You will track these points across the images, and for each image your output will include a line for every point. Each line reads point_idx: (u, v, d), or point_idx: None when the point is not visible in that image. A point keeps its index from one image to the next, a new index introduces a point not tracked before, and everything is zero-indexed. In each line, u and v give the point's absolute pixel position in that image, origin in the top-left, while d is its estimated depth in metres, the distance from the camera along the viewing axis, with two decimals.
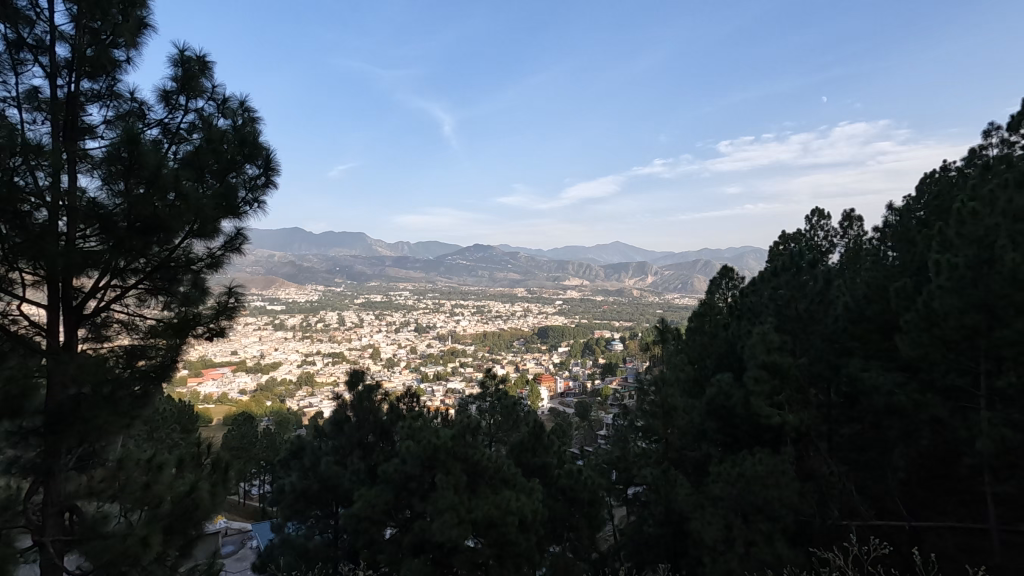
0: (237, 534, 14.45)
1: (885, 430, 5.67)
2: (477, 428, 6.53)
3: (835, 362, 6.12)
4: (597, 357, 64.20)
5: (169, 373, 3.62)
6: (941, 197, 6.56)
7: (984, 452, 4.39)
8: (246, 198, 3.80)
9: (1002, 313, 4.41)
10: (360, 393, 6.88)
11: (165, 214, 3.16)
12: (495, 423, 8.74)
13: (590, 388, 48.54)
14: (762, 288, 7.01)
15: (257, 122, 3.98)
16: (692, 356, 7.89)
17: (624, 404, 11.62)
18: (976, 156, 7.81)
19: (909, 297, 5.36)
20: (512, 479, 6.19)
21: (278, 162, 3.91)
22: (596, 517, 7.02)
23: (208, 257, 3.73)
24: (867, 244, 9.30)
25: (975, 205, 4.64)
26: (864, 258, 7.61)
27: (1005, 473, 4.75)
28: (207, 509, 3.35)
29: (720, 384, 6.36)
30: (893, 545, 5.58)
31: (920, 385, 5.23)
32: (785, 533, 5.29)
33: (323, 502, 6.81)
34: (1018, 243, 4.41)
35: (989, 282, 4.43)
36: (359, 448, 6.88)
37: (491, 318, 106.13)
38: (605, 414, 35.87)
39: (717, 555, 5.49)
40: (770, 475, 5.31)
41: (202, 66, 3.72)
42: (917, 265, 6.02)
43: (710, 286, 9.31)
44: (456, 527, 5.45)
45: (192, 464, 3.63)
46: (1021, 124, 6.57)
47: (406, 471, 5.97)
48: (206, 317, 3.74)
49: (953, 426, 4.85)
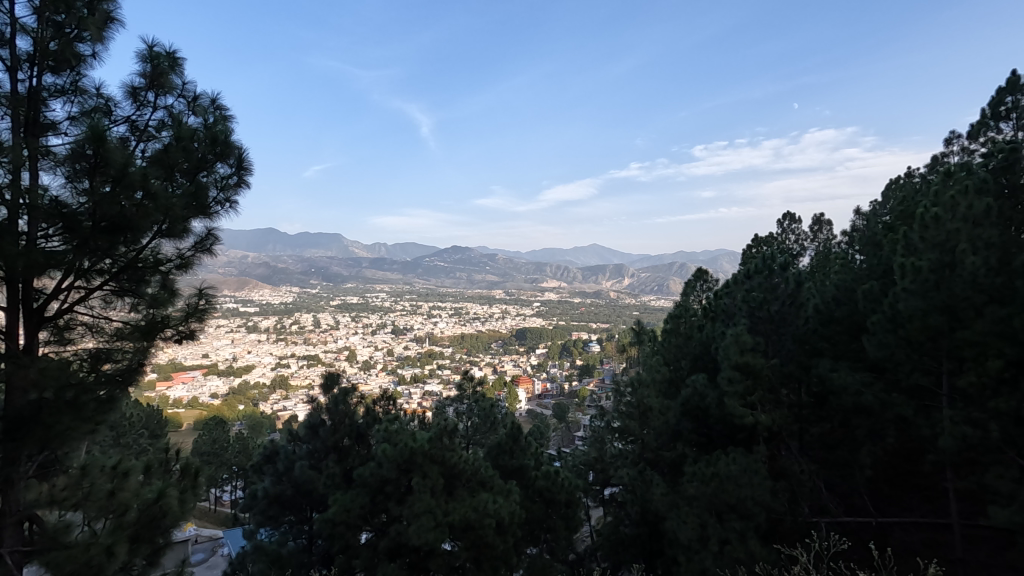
0: (209, 540, 14.19)
1: (853, 429, 5.83)
2: (454, 430, 6.39)
3: (806, 362, 6.27)
4: (574, 359, 64.72)
5: (136, 377, 3.58)
6: (906, 202, 6.75)
7: (947, 449, 4.56)
8: (216, 197, 3.76)
9: (963, 314, 4.59)
10: (335, 396, 6.78)
11: (132, 214, 3.08)
12: (473, 425, 8.62)
13: (568, 390, 48.79)
14: (735, 290, 7.07)
15: (228, 120, 3.92)
16: (668, 357, 7.95)
17: (601, 405, 11.74)
18: (938, 163, 8.11)
19: (876, 299, 5.63)
20: (489, 481, 6.21)
21: (250, 161, 3.87)
22: (573, 517, 7.08)
23: (178, 258, 3.67)
24: (836, 247, 9.58)
25: (937, 210, 4.82)
26: (834, 260, 7.80)
27: (967, 469, 4.92)
28: (175, 516, 3.30)
29: (695, 385, 6.52)
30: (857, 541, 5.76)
31: (886, 385, 5.45)
32: (758, 530, 5.34)
33: (297, 507, 6.72)
34: (978, 248, 4.60)
35: (952, 285, 4.59)
36: (335, 452, 6.76)
37: (470, 320, 105.89)
38: (584, 417, 36.08)
39: (693, 553, 5.53)
40: (743, 475, 5.46)
41: (172, 61, 3.64)
42: (883, 269, 6.22)
43: (686, 289, 9.43)
44: (434, 530, 5.42)
45: (160, 470, 3.58)
46: (980, 133, 6.85)
47: (381, 474, 5.88)
48: (175, 318, 3.68)
49: (917, 424, 5.02)
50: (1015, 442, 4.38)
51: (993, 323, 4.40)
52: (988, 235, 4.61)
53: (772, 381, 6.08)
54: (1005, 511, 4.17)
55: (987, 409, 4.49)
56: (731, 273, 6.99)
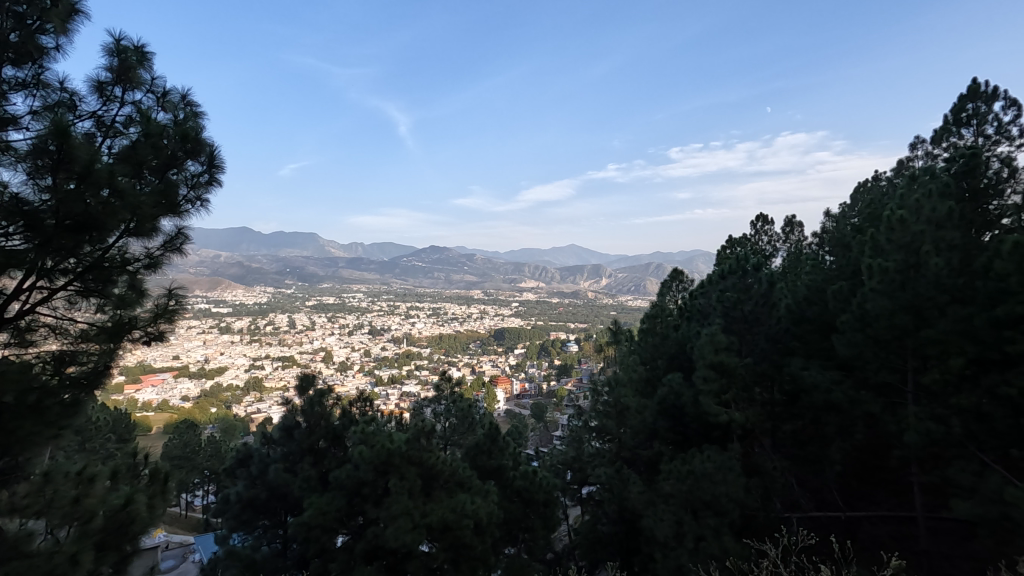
0: (180, 547, 13.84)
1: (823, 426, 5.96)
2: (431, 431, 6.37)
3: (778, 361, 6.40)
4: (552, 359, 64.99)
5: (102, 380, 3.47)
6: (874, 205, 6.96)
7: (913, 444, 4.71)
8: (187, 196, 3.70)
9: (928, 314, 4.75)
10: (311, 397, 6.67)
11: (99, 212, 2.99)
12: (450, 426, 8.53)
13: (546, 390, 48.96)
14: (710, 290, 7.19)
15: (199, 116, 3.85)
16: (644, 357, 8.02)
17: (578, 405, 11.80)
18: (904, 167, 8.36)
19: (845, 299, 5.77)
20: (467, 482, 6.22)
21: (223, 159, 3.82)
22: (551, 517, 7.13)
23: (146, 257, 3.60)
24: (807, 248, 9.82)
25: (903, 213, 4.97)
26: (805, 261, 7.99)
27: (931, 464, 5.08)
28: (144, 522, 3.22)
29: (672, 385, 6.64)
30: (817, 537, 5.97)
31: (854, 382, 5.60)
32: (732, 527, 5.43)
33: (272, 511, 6.60)
34: (941, 249, 4.76)
35: (917, 286, 4.75)
36: (310, 455, 6.66)
37: (448, 320, 105.51)
38: (562, 416, 36.28)
39: (669, 550, 5.59)
40: (718, 472, 5.56)
41: (140, 56, 3.54)
42: (852, 270, 6.39)
43: (662, 289, 9.55)
44: (411, 532, 5.37)
45: (128, 475, 3.49)
46: (943, 139, 7.08)
47: (358, 476, 5.79)
48: (143, 320, 3.62)
49: (884, 420, 5.16)
50: (976, 437, 4.54)
51: (956, 322, 4.56)
52: (951, 238, 4.78)
53: (745, 380, 6.20)
54: (966, 504, 4.33)
55: (949, 405, 4.66)
56: (706, 273, 7.10)
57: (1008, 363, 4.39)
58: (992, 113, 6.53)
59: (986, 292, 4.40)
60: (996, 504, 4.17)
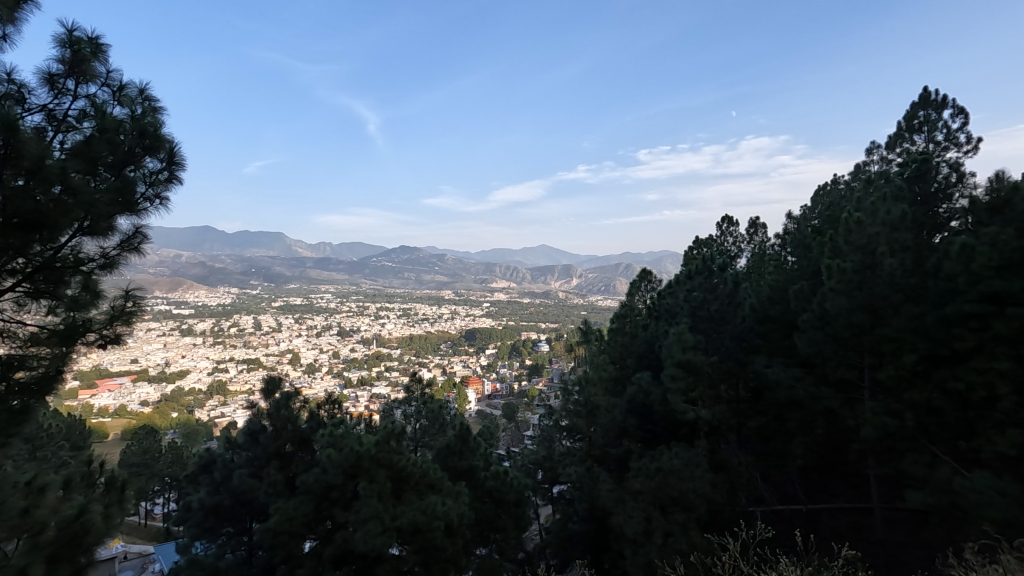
0: (138, 557, 13.34)
1: (786, 421, 6.15)
2: (401, 433, 6.27)
3: (743, 359, 6.57)
4: (523, 359, 65.12)
5: (54, 385, 3.30)
6: (833, 207, 7.20)
7: (869, 438, 4.89)
8: (145, 193, 3.57)
9: (883, 312, 4.95)
10: (277, 400, 6.52)
11: (51, 209, 2.87)
12: (421, 428, 8.45)
13: (517, 390, 49.02)
14: (678, 290, 7.32)
15: (158, 111, 3.73)
16: (614, 356, 8.10)
17: (549, 405, 11.85)
18: (861, 171, 8.68)
19: (806, 298, 5.96)
20: (438, 483, 6.20)
21: (183, 155, 3.72)
22: (523, 517, 7.16)
23: (101, 257, 3.47)
24: (770, 249, 10.09)
25: (860, 215, 5.15)
26: (768, 262, 8.22)
27: (886, 457, 5.29)
28: (99, 533, 3.07)
29: (641, 384, 6.75)
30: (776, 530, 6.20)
31: (815, 379, 5.78)
32: (699, 522, 5.56)
33: (237, 517, 6.43)
34: (896, 250, 4.97)
35: (873, 285, 4.94)
36: (277, 459, 6.52)
37: (419, 321, 104.73)
38: (533, 416, 36.42)
39: (638, 547, 5.66)
40: (686, 468, 5.67)
41: (94, 47, 3.40)
42: (812, 270, 6.61)
43: (631, 289, 9.68)
44: (381, 536, 5.30)
45: (82, 483, 3.36)
46: (897, 144, 7.37)
47: (326, 481, 5.67)
48: (98, 322, 3.49)
49: (843, 415, 5.35)
50: (928, 430, 4.76)
51: (909, 320, 4.77)
52: (904, 239, 4.99)
53: (712, 378, 6.33)
54: (919, 494, 4.52)
55: (903, 399, 4.86)
56: (674, 274, 7.22)
57: (957, 359, 4.62)
58: (941, 121, 6.84)
59: (937, 291, 4.61)
60: (946, 494, 4.37)
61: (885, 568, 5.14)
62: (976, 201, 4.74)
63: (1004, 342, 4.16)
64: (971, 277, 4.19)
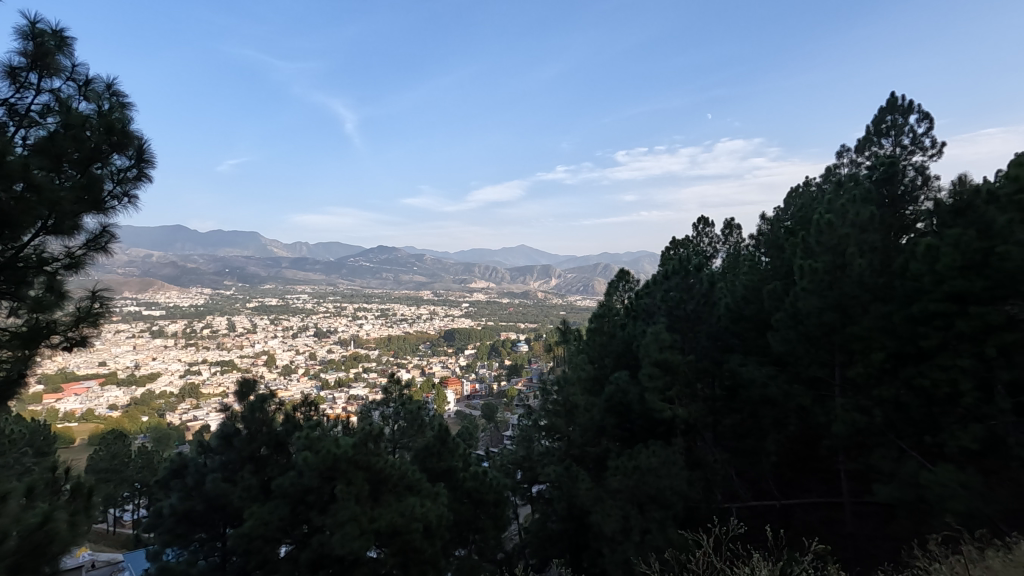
0: (107, 565, 12.97)
1: (760, 419, 6.27)
2: (379, 434, 6.20)
3: (718, 358, 6.68)
4: (502, 359, 65.12)
5: (16, 390, 3.17)
6: (805, 209, 7.36)
7: (840, 434, 5.02)
8: (112, 191, 3.48)
9: (853, 311, 5.09)
10: (251, 403, 6.40)
11: (13, 208, 2.76)
12: (399, 429, 8.37)
13: (496, 390, 49.00)
14: (654, 290, 7.40)
15: (127, 107, 3.64)
16: (592, 356, 8.14)
17: (528, 405, 11.87)
18: (832, 174, 8.89)
19: (779, 298, 6.08)
20: (417, 485, 6.16)
21: (153, 153, 3.63)
22: (502, 517, 7.16)
23: (66, 257, 3.38)
24: (745, 250, 10.27)
25: (830, 217, 5.28)
26: (743, 262, 8.36)
27: (856, 452, 5.43)
28: (65, 541, 2.96)
29: (619, 383, 6.81)
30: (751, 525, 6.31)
31: (788, 377, 5.90)
32: (676, 519, 5.63)
33: (210, 523, 6.29)
34: (864, 251, 5.11)
35: (843, 285, 5.07)
36: (251, 463, 6.40)
37: (397, 321, 103.94)
38: (512, 417, 36.45)
39: (617, 545, 5.70)
40: (663, 466, 5.74)
41: (58, 41, 3.30)
42: (785, 271, 6.76)
43: (610, 289, 9.76)
44: (359, 539, 5.24)
45: (47, 491, 3.25)
46: (866, 147, 7.57)
47: (302, 484, 5.58)
48: (63, 324, 3.38)
49: (815, 412, 5.48)
50: (895, 426, 4.90)
51: (877, 319, 4.90)
52: (872, 240, 5.13)
53: (688, 376, 6.42)
54: (887, 488, 4.64)
55: (872, 396, 5.00)
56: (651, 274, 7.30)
57: (922, 356, 4.76)
58: (907, 125, 7.05)
59: (903, 291, 4.75)
60: (912, 488, 4.50)
61: (854, 560, 5.28)
62: (940, 203, 4.90)
63: (967, 340, 4.31)
64: (936, 277, 4.33)
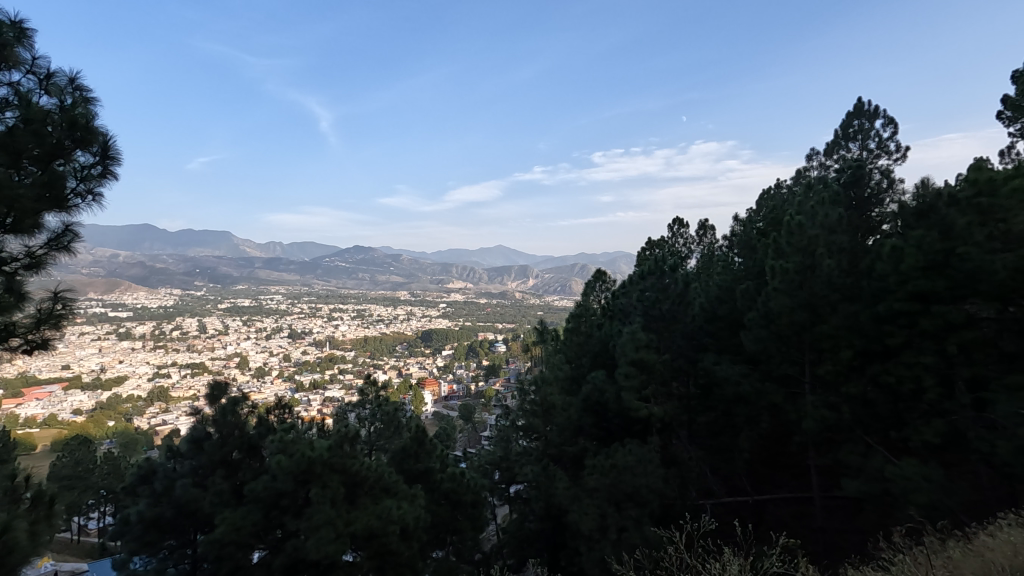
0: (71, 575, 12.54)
1: (733, 416, 6.38)
2: (355, 436, 6.14)
3: (693, 357, 6.77)
4: (480, 359, 64.99)
5: None
6: (776, 210, 7.53)
7: (810, 430, 5.14)
8: (75, 189, 3.37)
9: (822, 310, 5.21)
10: (223, 406, 6.27)
11: None
12: (375, 431, 8.28)
13: (474, 391, 48.90)
14: (631, 290, 7.47)
15: (91, 102, 3.53)
16: (569, 356, 8.17)
17: (506, 405, 11.85)
18: (802, 176, 9.10)
19: (751, 297, 6.21)
20: (394, 487, 6.10)
21: (118, 150, 3.52)
22: (479, 518, 7.15)
23: (26, 256, 3.26)
24: (718, 250, 10.45)
25: (801, 218, 5.40)
26: (717, 262, 8.51)
27: (825, 448, 5.58)
28: (25, 551, 2.85)
29: (596, 382, 6.87)
30: (725, 522, 6.43)
31: (760, 375, 6.02)
32: (652, 516, 5.70)
33: (179, 529, 6.14)
34: (833, 252, 5.24)
35: (813, 285, 5.19)
36: (222, 467, 6.26)
37: (374, 322, 102.96)
38: (490, 417, 36.38)
39: (594, 543, 5.73)
40: (639, 464, 5.81)
41: (17, 32, 3.18)
42: (757, 271, 6.89)
43: (587, 289, 9.82)
44: (334, 542, 5.17)
45: (5, 500, 3.13)
46: (834, 151, 7.77)
47: (276, 488, 5.48)
48: (23, 326, 3.26)
49: (786, 409, 5.61)
50: (862, 422, 5.05)
51: (845, 318, 5.04)
52: (841, 241, 5.26)
53: (664, 375, 6.50)
54: (855, 482, 4.77)
55: (840, 393, 5.13)
56: (627, 274, 7.37)
57: (888, 354, 4.91)
58: (873, 129, 7.27)
59: (870, 291, 4.89)
60: (878, 482, 4.64)
61: (823, 553, 5.42)
62: (904, 206, 5.06)
63: (930, 338, 4.46)
64: (901, 277, 4.47)
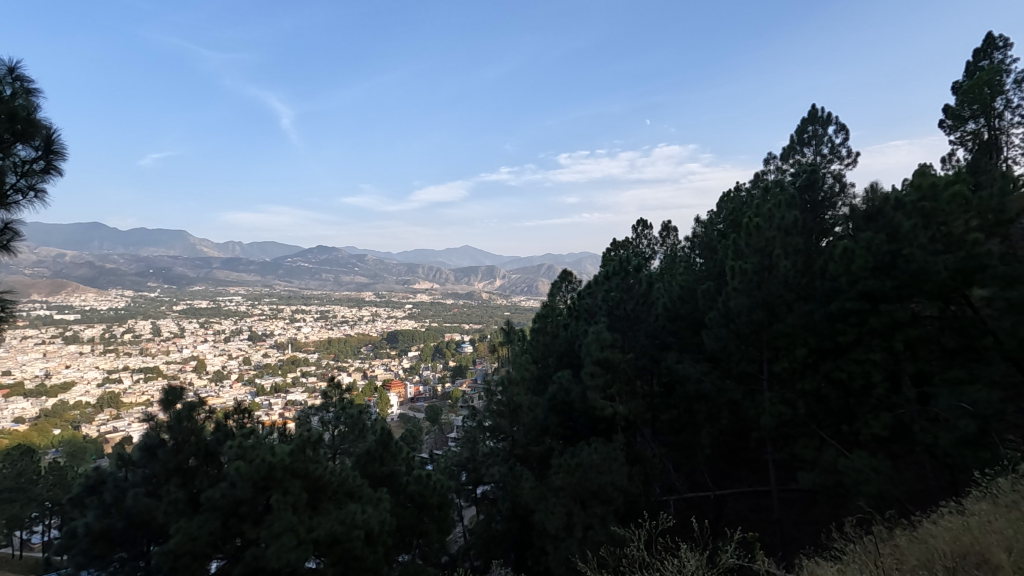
0: None
1: (694, 413, 6.53)
2: (318, 440, 6.02)
3: (656, 356, 6.89)
4: (446, 361, 64.59)
5: None
6: (736, 212, 7.74)
7: (768, 426, 5.30)
8: (15, 184, 3.20)
9: (779, 310, 5.38)
10: (179, 412, 6.05)
11: None
12: (339, 435, 8.12)
13: (441, 392, 48.58)
14: (596, 290, 7.53)
15: (33, 93, 3.35)
16: (536, 356, 8.22)
17: (472, 405, 11.81)
18: (760, 179, 9.38)
19: (712, 297, 6.37)
20: (357, 491, 6.01)
21: (63, 144, 3.36)
22: (446, 520, 7.10)
23: None
24: (681, 251, 10.68)
25: (759, 220, 5.56)
26: (680, 263, 8.69)
27: (781, 443, 5.78)
28: None
29: (562, 382, 6.91)
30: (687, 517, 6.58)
31: (720, 373, 6.18)
32: (617, 513, 5.78)
33: (131, 541, 5.89)
34: (789, 253, 5.41)
35: (770, 285, 5.35)
36: (177, 475, 6.02)
37: (338, 323, 101.16)
38: (457, 418, 36.22)
39: (559, 542, 5.76)
40: (604, 462, 5.88)
41: None
42: (717, 271, 7.07)
43: (553, 289, 9.89)
44: (296, 550, 5.05)
45: None
46: (791, 155, 8.04)
47: (235, 495, 5.31)
48: None
49: (745, 406, 5.78)
50: (816, 417, 5.28)
51: (800, 317, 5.22)
52: (796, 243, 5.45)
53: (628, 374, 6.60)
54: (809, 475, 4.96)
55: (796, 389, 5.31)
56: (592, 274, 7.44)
57: (839, 351, 5.11)
58: (827, 135, 7.56)
59: (823, 290, 5.09)
60: (831, 474, 4.83)
61: (780, 545, 5.61)
62: (855, 209, 5.27)
63: (878, 336, 4.66)
64: (852, 277, 4.65)
